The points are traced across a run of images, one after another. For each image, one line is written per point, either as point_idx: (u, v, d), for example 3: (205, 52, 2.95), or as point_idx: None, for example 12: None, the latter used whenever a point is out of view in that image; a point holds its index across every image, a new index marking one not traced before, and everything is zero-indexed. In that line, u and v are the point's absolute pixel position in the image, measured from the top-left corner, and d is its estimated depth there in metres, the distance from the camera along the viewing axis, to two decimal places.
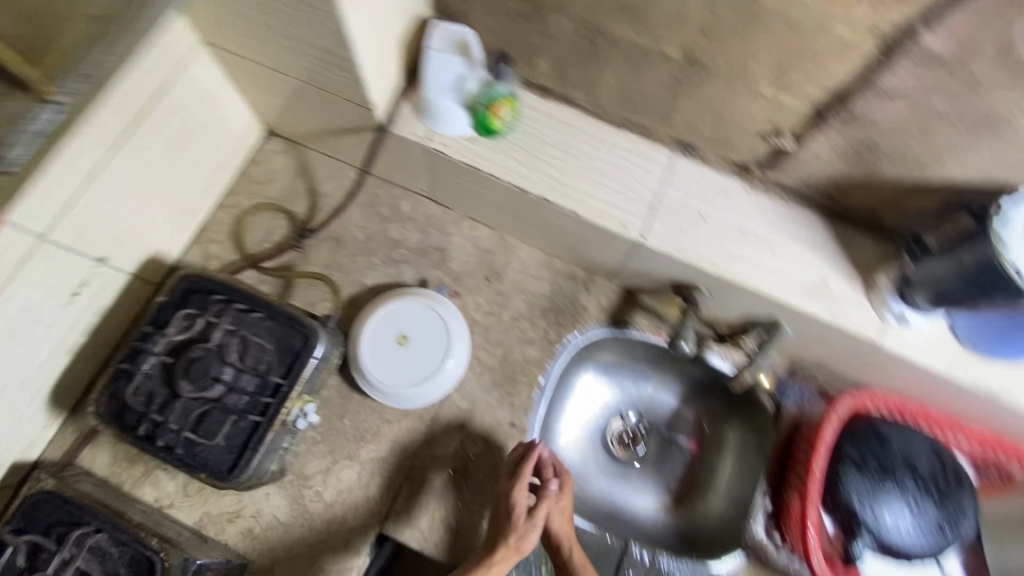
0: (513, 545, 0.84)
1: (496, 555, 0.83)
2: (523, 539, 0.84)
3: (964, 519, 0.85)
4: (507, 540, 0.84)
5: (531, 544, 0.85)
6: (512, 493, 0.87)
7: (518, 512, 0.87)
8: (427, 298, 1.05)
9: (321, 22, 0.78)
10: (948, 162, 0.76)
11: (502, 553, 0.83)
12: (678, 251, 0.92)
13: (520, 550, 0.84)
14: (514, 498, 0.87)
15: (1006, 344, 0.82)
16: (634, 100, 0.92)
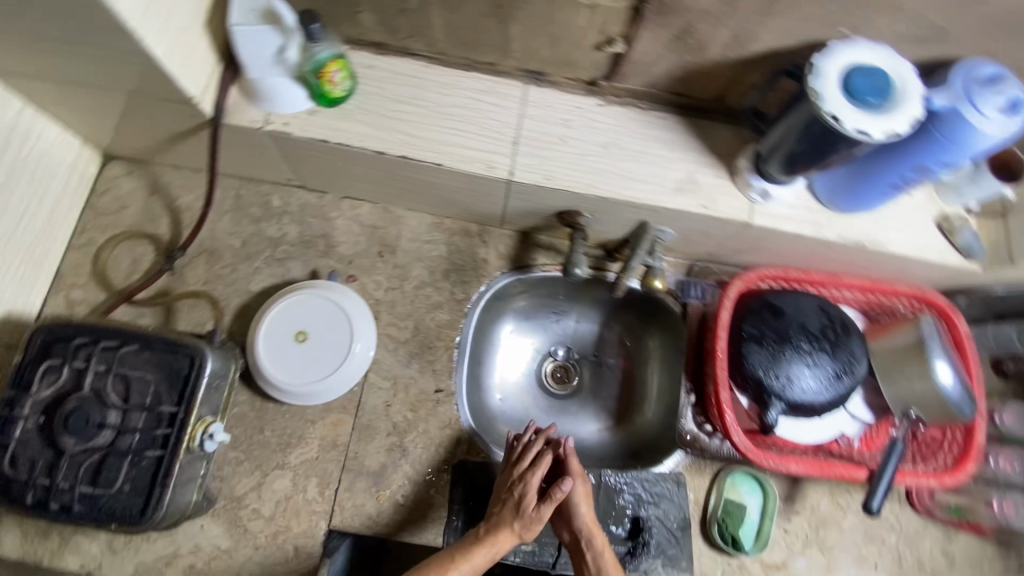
0: (520, 528, 0.84)
1: (497, 537, 0.83)
2: (533, 525, 0.85)
3: (859, 361, 0.90)
4: (515, 523, 0.84)
5: (536, 534, 0.85)
6: (533, 481, 0.86)
7: (534, 497, 0.86)
8: (319, 287, 1.00)
9: (88, 22, 0.69)
10: (765, 34, 0.77)
11: (509, 535, 0.84)
12: (548, 180, 0.91)
13: (524, 536, 0.85)
14: (532, 485, 0.86)
15: (856, 198, 0.86)
16: (468, 35, 0.88)
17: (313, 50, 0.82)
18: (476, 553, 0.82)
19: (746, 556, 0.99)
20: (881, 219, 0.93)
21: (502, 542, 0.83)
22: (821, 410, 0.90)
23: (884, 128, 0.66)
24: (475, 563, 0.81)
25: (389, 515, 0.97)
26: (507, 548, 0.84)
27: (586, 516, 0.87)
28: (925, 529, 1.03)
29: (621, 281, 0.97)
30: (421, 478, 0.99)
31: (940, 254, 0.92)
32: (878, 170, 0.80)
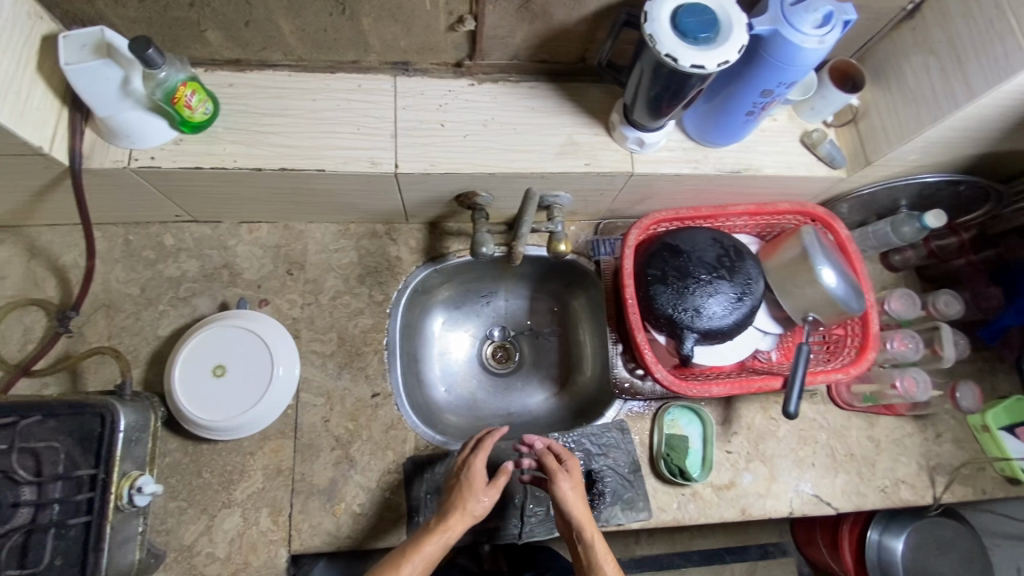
0: (467, 510, 0.86)
1: (448, 522, 0.85)
2: (480, 502, 0.87)
3: (756, 280, 0.96)
4: (462, 505, 0.86)
5: (486, 510, 0.88)
6: (475, 462, 0.90)
7: (479, 478, 0.89)
8: (229, 317, 0.97)
9: None
10: None
11: (459, 517, 0.85)
12: (435, 166, 0.91)
13: (474, 515, 0.86)
14: (475, 466, 0.90)
15: (721, 130, 0.92)
16: (323, 37, 0.87)
17: (158, 76, 0.79)
18: (428, 542, 0.83)
19: (698, 484, 1.04)
20: (751, 146, 0.99)
21: (453, 526, 0.85)
22: (730, 332, 0.95)
23: (716, 60, 0.71)
24: (427, 552, 0.82)
25: (348, 527, 0.96)
26: (459, 531, 0.85)
27: (576, 509, 0.87)
28: (850, 421, 1.11)
29: (514, 249, 0.98)
30: (374, 484, 0.98)
31: (809, 168, 0.99)
32: (733, 102, 0.85)
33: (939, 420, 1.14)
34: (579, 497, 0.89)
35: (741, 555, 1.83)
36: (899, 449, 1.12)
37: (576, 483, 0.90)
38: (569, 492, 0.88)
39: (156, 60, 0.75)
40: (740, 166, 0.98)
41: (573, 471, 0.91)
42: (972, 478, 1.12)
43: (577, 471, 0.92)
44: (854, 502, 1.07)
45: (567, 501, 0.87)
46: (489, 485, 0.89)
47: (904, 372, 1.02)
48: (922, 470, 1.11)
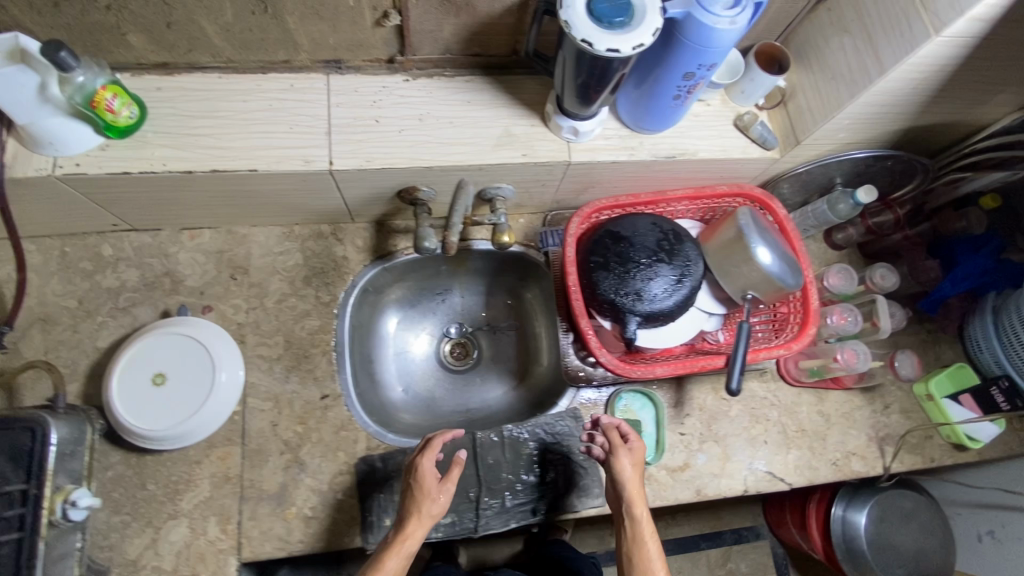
0: (424, 514, 0.86)
1: (409, 529, 0.85)
2: (434, 503, 0.87)
3: (695, 262, 0.98)
4: (418, 510, 0.86)
5: (444, 508, 0.87)
6: (423, 463, 0.89)
7: (430, 479, 0.88)
8: (171, 325, 0.96)
9: None
10: None
11: (416, 522, 0.86)
12: (371, 162, 0.91)
13: (432, 516, 0.87)
14: (423, 467, 0.89)
15: (654, 114, 0.93)
16: (249, 37, 0.86)
17: (75, 80, 0.78)
18: (390, 556, 0.83)
19: (652, 467, 1.05)
20: (685, 131, 1.01)
21: (412, 532, 0.85)
22: (673, 314, 0.96)
23: (631, 44, 0.72)
24: (389, 568, 0.83)
25: (300, 531, 0.95)
26: (418, 537, 0.85)
27: (630, 486, 0.89)
28: (800, 398, 1.13)
29: (447, 241, 0.93)
30: (326, 486, 0.97)
31: (742, 151, 1.01)
32: (659, 86, 0.87)
33: (886, 391, 1.16)
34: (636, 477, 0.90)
35: (716, 540, 1.85)
36: (848, 422, 1.14)
37: (637, 462, 0.92)
38: (629, 470, 0.90)
39: (70, 63, 0.74)
40: (674, 150, 1.00)
41: (636, 450, 0.92)
42: (920, 446, 1.15)
43: (640, 452, 0.93)
44: (806, 476, 1.09)
45: (625, 479, 0.89)
46: (441, 484, 0.89)
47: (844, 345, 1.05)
48: (871, 441, 1.13)
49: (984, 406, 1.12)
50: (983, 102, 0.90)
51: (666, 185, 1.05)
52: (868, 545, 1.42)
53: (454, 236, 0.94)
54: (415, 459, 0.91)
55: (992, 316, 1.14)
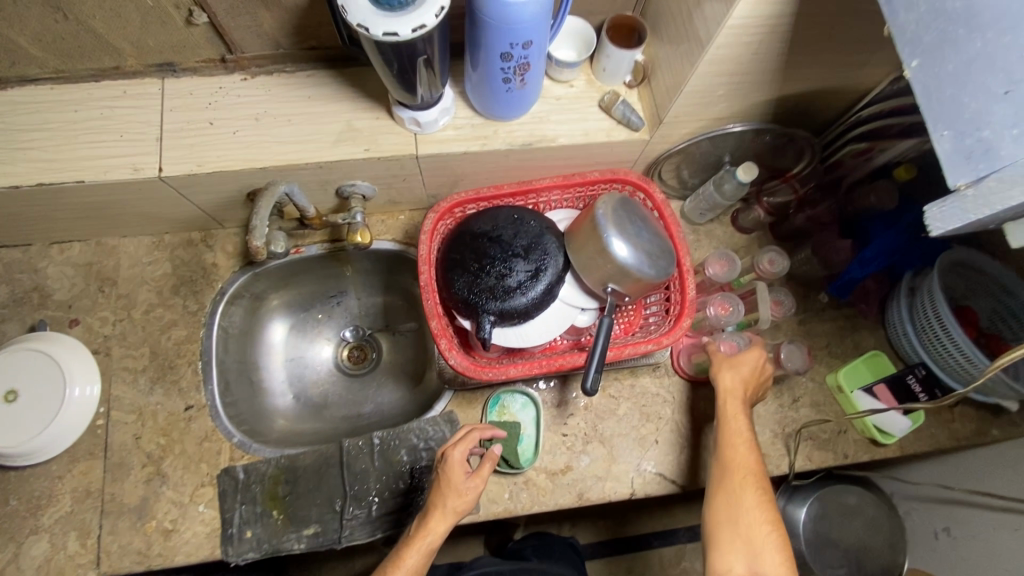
0: (451, 505, 0.84)
1: (438, 514, 0.84)
2: (459, 499, 0.85)
3: (553, 255, 0.92)
4: (445, 498, 0.85)
5: (468, 506, 0.85)
6: (455, 454, 0.87)
7: (459, 471, 0.86)
8: (27, 340, 0.96)
9: None
10: None
11: (440, 517, 0.84)
12: (202, 166, 0.88)
13: (456, 512, 0.84)
14: (453, 456, 0.87)
15: (497, 99, 0.87)
16: (65, 45, 0.84)
17: None
18: (410, 552, 0.83)
19: (528, 470, 0.99)
20: (545, 116, 0.95)
21: (434, 527, 0.84)
22: (529, 311, 0.90)
23: (410, 25, 0.66)
24: (410, 565, 0.82)
25: (159, 545, 0.93)
26: (440, 532, 0.84)
27: (723, 379, 0.89)
28: (697, 394, 1.06)
29: (250, 244, 0.82)
30: (186, 499, 0.96)
31: (606, 134, 0.94)
32: (487, 68, 0.81)
33: (795, 384, 1.08)
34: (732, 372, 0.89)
35: (668, 538, 1.75)
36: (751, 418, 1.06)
37: (734, 358, 0.90)
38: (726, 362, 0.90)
39: None
40: (531, 137, 0.94)
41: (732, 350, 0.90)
42: (832, 442, 1.06)
43: (755, 350, 0.90)
44: (702, 478, 1.02)
45: (716, 372, 0.89)
46: (468, 480, 0.86)
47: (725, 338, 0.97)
48: (777, 438, 1.05)
49: (899, 395, 1.02)
50: (852, 66, 0.82)
51: (532, 175, 0.99)
52: (807, 546, 1.29)
53: (258, 239, 0.82)
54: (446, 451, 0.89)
55: (907, 296, 1.05)
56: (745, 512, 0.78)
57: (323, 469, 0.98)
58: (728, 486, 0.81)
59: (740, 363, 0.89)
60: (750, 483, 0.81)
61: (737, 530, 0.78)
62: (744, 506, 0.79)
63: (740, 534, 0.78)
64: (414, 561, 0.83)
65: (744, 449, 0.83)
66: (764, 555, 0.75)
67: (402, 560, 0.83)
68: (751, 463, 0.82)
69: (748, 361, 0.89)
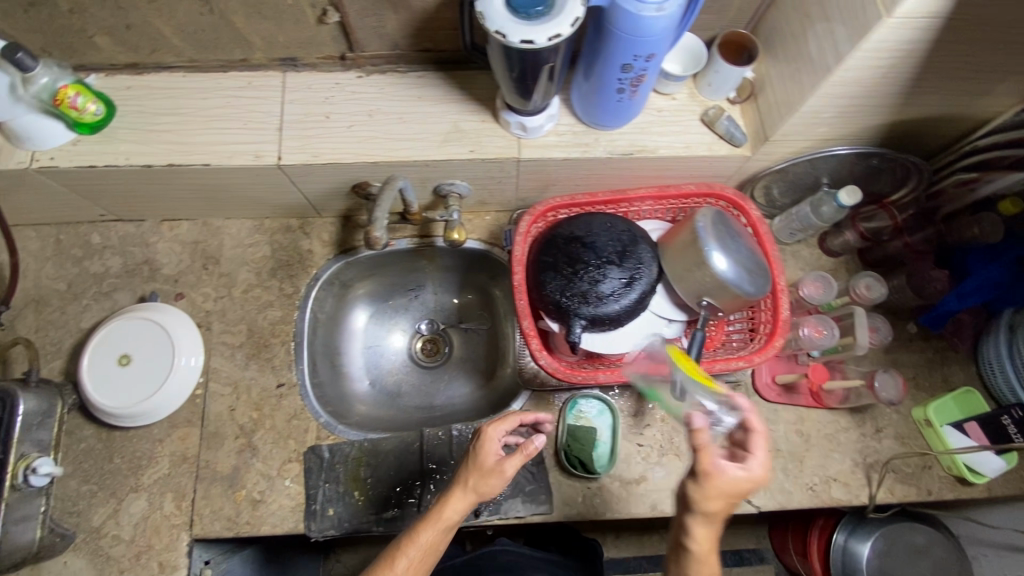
0: (474, 488, 0.82)
1: (456, 500, 0.82)
2: (483, 479, 0.83)
3: (648, 264, 0.92)
4: (468, 483, 0.83)
5: (491, 490, 0.82)
6: (491, 436, 0.84)
7: (490, 453, 0.84)
8: (140, 309, 1.02)
9: None
10: None
11: (461, 495, 0.82)
12: (317, 157, 0.93)
13: (477, 492, 0.82)
14: (488, 440, 0.84)
15: (604, 109, 0.89)
16: (203, 37, 0.90)
17: (37, 81, 0.83)
18: (430, 530, 0.81)
19: (603, 477, 1.00)
20: (646, 127, 0.96)
21: (453, 504, 0.82)
22: (620, 318, 0.91)
23: (545, 34, 0.69)
24: (423, 541, 0.80)
25: (247, 514, 0.98)
26: (457, 512, 0.81)
27: (699, 526, 0.72)
28: (776, 415, 1.06)
29: (370, 235, 0.87)
30: (274, 472, 1.00)
31: (707, 148, 0.95)
32: (602, 78, 0.82)
33: (878, 414, 1.06)
34: (721, 506, 0.71)
35: None
36: (831, 444, 1.04)
37: (731, 492, 0.70)
38: (723, 503, 0.71)
39: (28, 63, 0.79)
40: (632, 146, 0.95)
41: (741, 481, 0.70)
42: (916, 476, 1.03)
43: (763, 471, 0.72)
44: (777, 501, 1.01)
45: (697, 511, 0.70)
46: (496, 465, 0.83)
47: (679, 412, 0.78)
48: (857, 467, 1.03)
49: (991, 435, 0.98)
50: (976, 93, 0.80)
51: (627, 184, 1.00)
52: None
53: (379, 233, 0.87)
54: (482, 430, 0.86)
55: (1006, 333, 1.01)
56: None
57: (403, 455, 1.01)
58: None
59: (733, 499, 0.70)
60: None
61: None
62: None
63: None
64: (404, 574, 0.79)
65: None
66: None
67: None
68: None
69: (748, 488, 0.71)
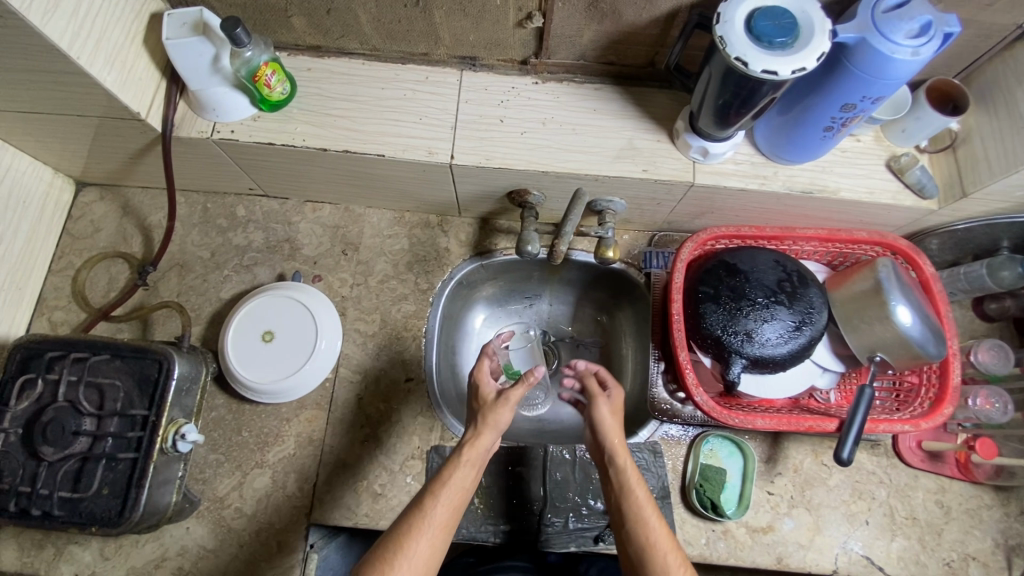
0: (485, 423, 0.86)
1: (474, 437, 0.86)
2: (494, 407, 0.87)
3: (818, 310, 0.89)
4: (479, 419, 0.87)
5: (505, 411, 0.86)
6: (483, 374, 0.91)
7: (488, 390, 0.89)
8: (285, 287, 1.03)
9: (36, 57, 0.74)
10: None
11: (486, 430, 0.86)
12: (489, 160, 0.92)
13: (496, 424, 0.86)
14: (482, 380, 0.90)
15: (795, 145, 0.85)
16: (396, 28, 0.90)
17: (244, 55, 0.83)
18: (457, 468, 0.82)
19: (730, 521, 0.97)
20: (829, 166, 0.92)
21: (483, 439, 0.85)
22: (784, 362, 0.88)
23: (792, 66, 0.66)
24: (458, 480, 0.81)
25: (366, 506, 0.98)
26: (483, 441, 0.85)
27: (611, 436, 0.86)
28: (914, 481, 1.01)
29: (556, 247, 0.91)
30: (397, 467, 1.00)
31: (891, 195, 0.90)
32: (810, 117, 0.79)
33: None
34: (611, 421, 0.88)
35: None
36: (972, 521, 0.99)
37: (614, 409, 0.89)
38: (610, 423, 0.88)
39: (243, 39, 0.80)
40: (811, 185, 0.91)
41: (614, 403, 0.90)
42: None
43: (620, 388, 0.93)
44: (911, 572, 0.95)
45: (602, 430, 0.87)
46: (499, 397, 0.88)
47: (520, 353, 1.13)
48: (999, 549, 0.97)
49: None
50: None
51: (795, 222, 0.96)
52: None
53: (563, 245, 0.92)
54: (475, 374, 0.93)
55: None
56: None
57: (525, 468, 1.00)
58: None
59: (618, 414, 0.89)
60: (674, 556, 0.74)
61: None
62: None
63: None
64: (443, 517, 0.77)
65: (659, 522, 0.77)
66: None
67: (415, 540, 0.74)
68: (671, 542, 0.75)
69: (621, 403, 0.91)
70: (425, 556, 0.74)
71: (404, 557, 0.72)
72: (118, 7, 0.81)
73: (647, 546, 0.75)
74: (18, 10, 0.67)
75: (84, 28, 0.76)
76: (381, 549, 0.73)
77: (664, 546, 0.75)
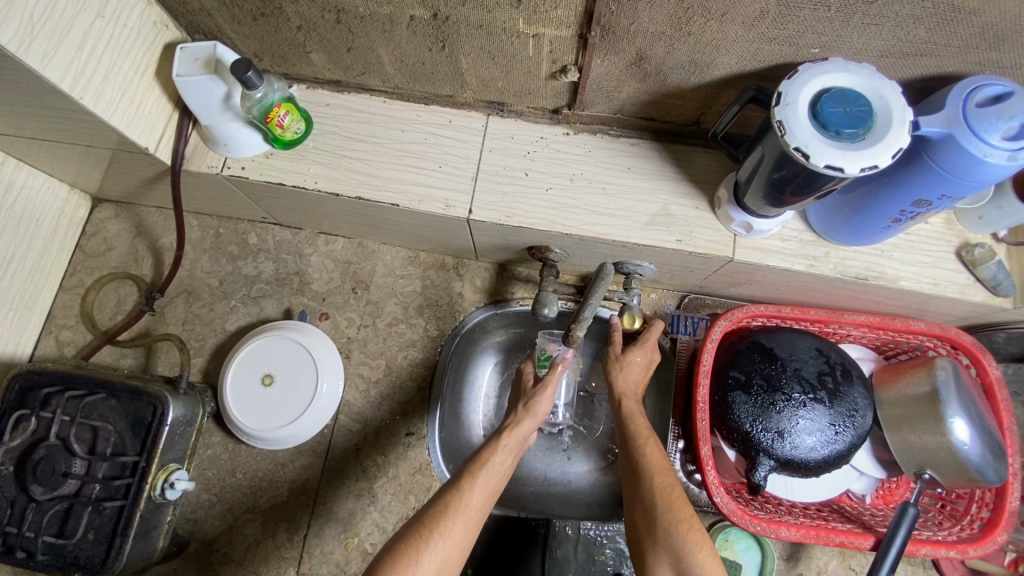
0: (526, 411, 0.82)
1: (514, 423, 0.79)
2: (534, 399, 0.82)
3: (864, 412, 0.80)
4: (520, 407, 0.82)
5: (544, 406, 0.82)
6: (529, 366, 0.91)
7: (530, 381, 0.88)
8: (289, 328, 0.98)
9: (41, 94, 0.71)
10: (715, 65, 0.69)
11: (525, 416, 0.81)
12: (509, 218, 0.84)
13: (536, 416, 0.81)
14: (527, 375, 0.89)
15: (853, 231, 0.75)
16: (420, 70, 0.83)
17: (255, 96, 0.78)
18: (496, 451, 0.75)
19: None
20: (889, 251, 0.82)
21: (523, 425, 0.79)
22: (820, 468, 0.79)
23: (859, 163, 0.57)
24: (495, 464, 0.74)
25: (356, 564, 0.94)
26: (525, 431, 0.79)
27: (626, 373, 0.85)
28: None
29: (573, 332, 0.83)
30: (390, 526, 0.96)
31: (959, 289, 0.80)
32: (877, 205, 0.69)
33: None
34: (623, 377, 0.85)
35: None
36: None
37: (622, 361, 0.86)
38: (638, 364, 0.86)
39: (255, 82, 0.75)
40: (867, 270, 0.81)
41: (649, 353, 0.86)
42: None
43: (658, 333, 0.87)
44: None
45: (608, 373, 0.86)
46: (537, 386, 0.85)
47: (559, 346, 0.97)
48: None
49: None
50: None
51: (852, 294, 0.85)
52: None
53: (582, 330, 0.83)
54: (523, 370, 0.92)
55: None
56: (681, 534, 0.67)
57: (522, 539, 0.96)
58: (658, 510, 0.69)
59: (631, 359, 0.85)
60: (661, 479, 0.72)
61: (671, 555, 0.67)
62: (674, 517, 0.68)
63: (672, 560, 0.66)
64: (479, 499, 0.70)
65: (651, 449, 0.75)
66: (696, 568, 0.65)
67: (451, 522, 0.67)
68: (664, 463, 0.74)
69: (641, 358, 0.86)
70: (462, 537, 0.67)
71: (439, 537, 0.65)
72: (128, 40, 0.77)
73: (640, 469, 0.74)
74: (15, 53, 0.64)
75: (89, 68, 0.72)
76: (409, 529, 0.66)
77: (658, 467, 0.73)
